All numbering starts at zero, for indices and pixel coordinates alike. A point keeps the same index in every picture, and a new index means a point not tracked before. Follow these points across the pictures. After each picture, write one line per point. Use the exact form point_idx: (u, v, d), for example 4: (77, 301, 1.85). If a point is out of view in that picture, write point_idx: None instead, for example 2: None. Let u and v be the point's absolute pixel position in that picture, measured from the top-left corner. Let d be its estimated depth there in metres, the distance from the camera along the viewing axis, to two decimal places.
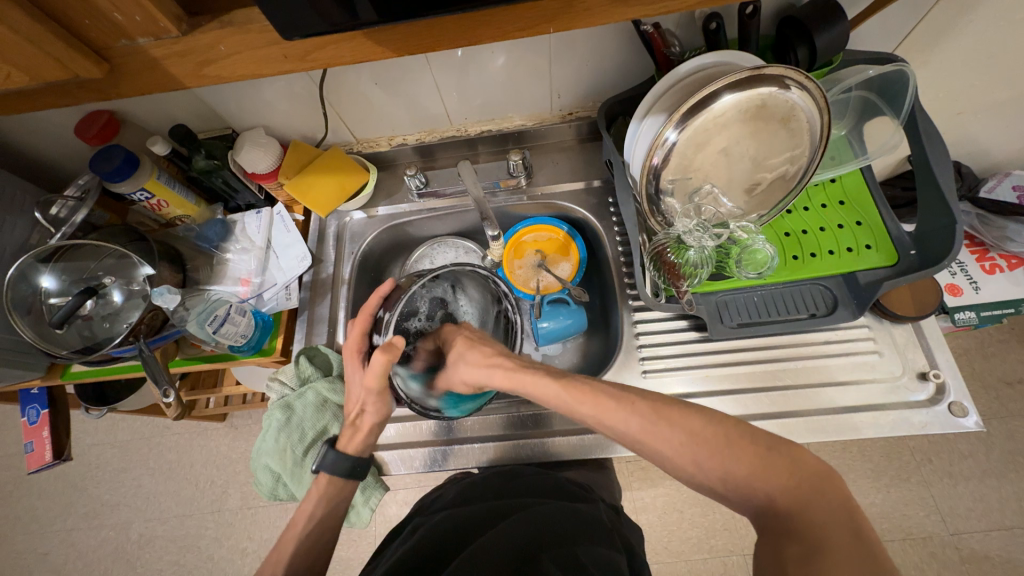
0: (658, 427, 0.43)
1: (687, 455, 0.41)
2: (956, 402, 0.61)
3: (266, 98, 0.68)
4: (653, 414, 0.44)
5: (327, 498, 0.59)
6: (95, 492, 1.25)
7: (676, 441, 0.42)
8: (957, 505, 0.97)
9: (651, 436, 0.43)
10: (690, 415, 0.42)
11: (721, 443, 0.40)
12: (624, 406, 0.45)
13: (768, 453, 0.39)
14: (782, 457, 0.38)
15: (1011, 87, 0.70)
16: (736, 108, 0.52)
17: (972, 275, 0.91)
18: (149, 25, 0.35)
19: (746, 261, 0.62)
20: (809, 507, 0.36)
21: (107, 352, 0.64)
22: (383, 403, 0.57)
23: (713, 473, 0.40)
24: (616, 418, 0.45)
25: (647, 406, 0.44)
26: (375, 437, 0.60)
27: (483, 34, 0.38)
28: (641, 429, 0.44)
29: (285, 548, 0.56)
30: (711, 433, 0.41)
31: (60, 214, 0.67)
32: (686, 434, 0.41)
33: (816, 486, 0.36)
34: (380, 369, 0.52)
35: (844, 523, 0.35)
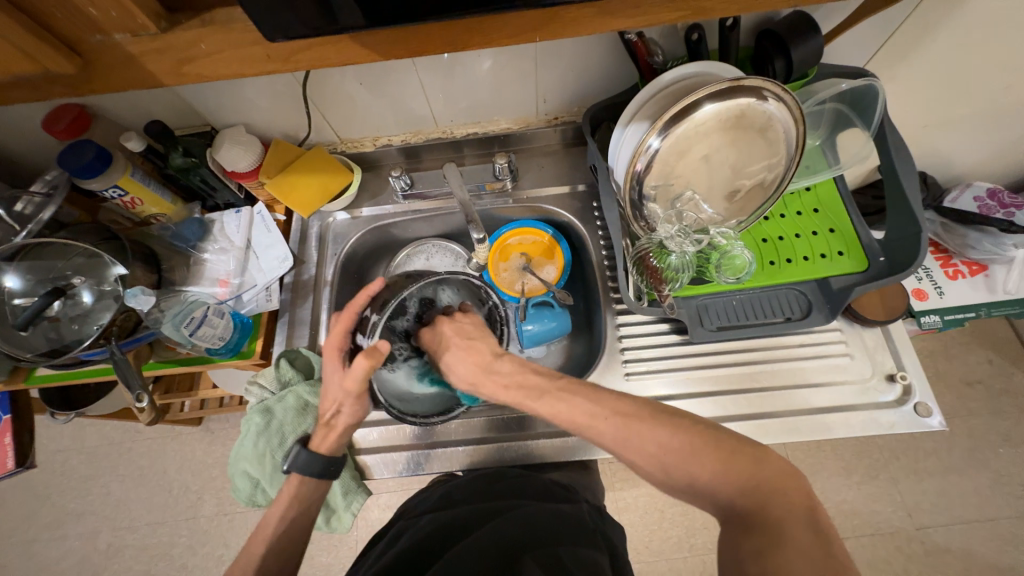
0: (628, 439, 0.45)
1: (655, 463, 0.43)
2: (921, 403, 0.64)
3: (247, 95, 0.67)
4: (624, 426, 0.45)
5: (302, 498, 0.58)
6: (60, 500, 1.20)
7: (645, 451, 0.44)
8: (922, 501, 1.01)
9: (622, 447, 0.45)
10: (660, 427, 0.44)
11: (688, 449, 0.42)
12: (598, 420, 0.47)
13: (732, 455, 0.40)
14: (746, 459, 0.40)
15: (972, 102, 0.74)
16: (716, 118, 0.54)
17: (937, 280, 0.97)
18: (126, 21, 0.34)
19: (725, 266, 0.65)
20: (768, 504, 0.37)
21: (75, 355, 0.61)
22: (360, 406, 0.57)
23: (681, 478, 0.42)
24: (592, 430, 0.47)
25: (619, 419, 0.46)
26: (349, 435, 0.60)
27: (470, 41, 0.38)
28: (614, 440, 0.46)
29: (255, 548, 0.55)
30: (677, 441, 0.43)
31: (26, 211, 0.64)
32: (655, 444, 0.43)
33: (776, 485, 0.38)
34: (362, 373, 0.51)
35: (801, 519, 0.36)
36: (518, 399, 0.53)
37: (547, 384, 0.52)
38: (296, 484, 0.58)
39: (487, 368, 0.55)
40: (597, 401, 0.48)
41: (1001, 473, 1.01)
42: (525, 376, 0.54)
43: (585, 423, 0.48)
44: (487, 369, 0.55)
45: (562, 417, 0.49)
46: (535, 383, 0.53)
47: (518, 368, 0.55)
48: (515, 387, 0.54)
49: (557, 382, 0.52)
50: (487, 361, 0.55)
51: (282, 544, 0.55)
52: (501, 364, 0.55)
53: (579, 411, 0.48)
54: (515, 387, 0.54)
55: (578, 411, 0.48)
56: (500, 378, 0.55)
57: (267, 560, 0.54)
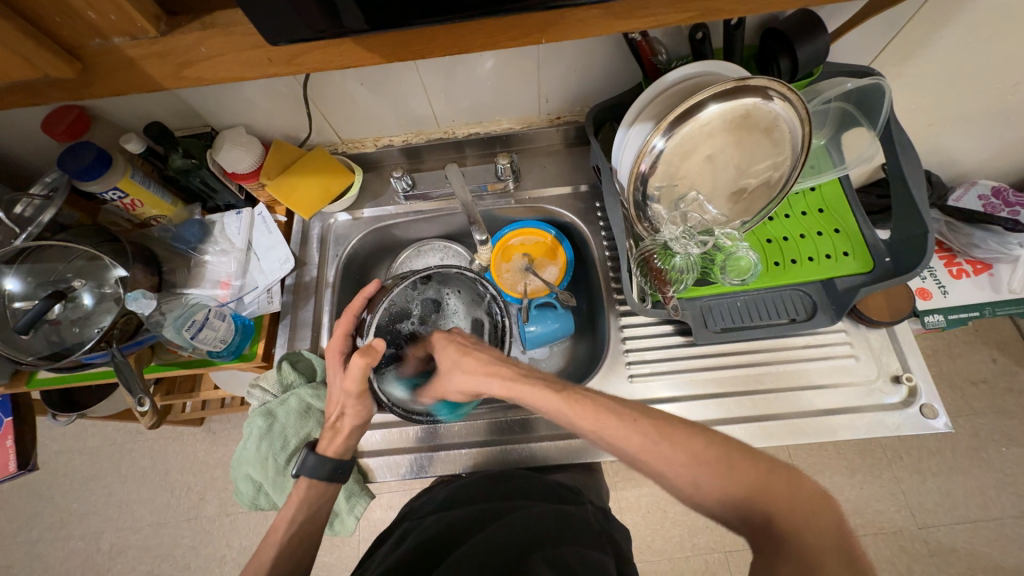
0: (660, 446, 0.44)
1: (687, 476, 0.42)
2: (927, 404, 0.63)
3: (247, 96, 0.66)
4: (655, 431, 0.44)
5: (310, 501, 0.58)
6: (63, 501, 1.20)
7: (676, 461, 0.43)
8: (926, 500, 1.01)
9: (652, 455, 0.44)
10: (693, 437, 0.44)
11: (724, 465, 0.42)
12: (627, 424, 0.45)
13: (768, 475, 0.41)
14: (783, 479, 0.40)
15: (978, 100, 0.73)
16: (721, 118, 0.53)
17: (941, 280, 0.96)
18: (125, 24, 0.33)
19: (730, 267, 0.64)
20: (804, 524, 0.38)
21: (77, 358, 0.61)
22: (364, 406, 0.56)
23: (713, 493, 0.41)
24: (620, 435, 0.45)
25: (650, 424, 0.45)
26: (356, 438, 0.59)
27: (475, 43, 0.38)
28: (643, 448, 0.44)
29: (265, 553, 0.55)
30: (713, 456, 0.42)
31: (25, 213, 0.64)
32: (689, 455, 0.43)
33: (811, 509, 0.39)
34: (361, 372, 0.51)
35: (834, 541, 0.37)
36: (539, 394, 0.49)
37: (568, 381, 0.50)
38: (304, 487, 0.58)
39: (502, 360, 0.53)
40: (626, 405, 0.47)
41: (1005, 473, 1.01)
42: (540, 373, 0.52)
43: (611, 428, 0.46)
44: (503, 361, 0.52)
45: (584, 418, 0.47)
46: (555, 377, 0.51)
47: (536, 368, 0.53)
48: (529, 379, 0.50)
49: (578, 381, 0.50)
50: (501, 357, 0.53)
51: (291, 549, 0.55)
52: (517, 360, 0.54)
53: (605, 413, 0.46)
54: (536, 379, 0.50)
55: (607, 410, 0.47)
56: (519, 370, 0.51)
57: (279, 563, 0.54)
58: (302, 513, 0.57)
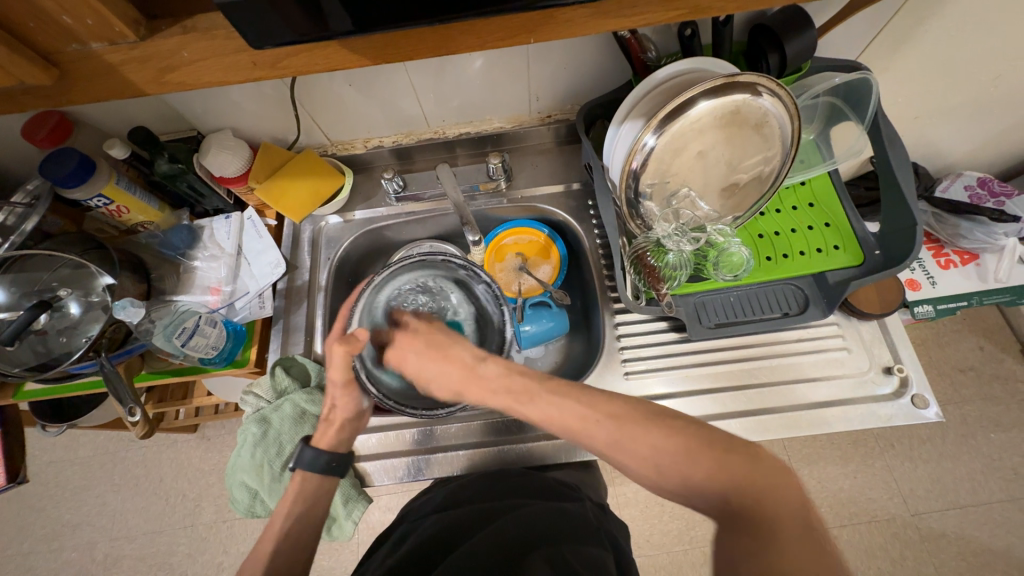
0: (622, 439, 0.42)
1: (650, 466, 0.41)
2: (918, 394, 0.64)
3: (233, 99, 0.65)
4: (617, 427, 0.43)
5: (305, 496, 0.57)
6: (55, 512, 1.18)
7: (638, 454, 0.41)
8: (917, 487, 1.02)
9: (617, 449, 0.43)
10: (653, 428, 0.42)
11: (680, 452, 0.40)
12: (591, 423, 0.44)
13: (725, 457, 0.38)
14: (741, 457, 0.38)
15: (963, 92, 0.74)
16: (710, 114, 0.53)
17: (930, 270, 0.98)
18: (103, 29, 0.33)
19: (724, 263, 0.64)
20: (762, 502, 0.36)
21: (64, 369, 0.60)
22: (350, 397, 0.58)
23: (675, 478, 0.40)
24: (585, 433, 0.44)
25: (612, 421, 0.43)
26: (349, 432, 0.60)
27: (464, 43, 0.38)
28: (608, 443, 0.43)
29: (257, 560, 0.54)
30: (670, 443, 0.40)
31: (8, 222, 0.63)
32: (648, 445, 0.41)
33: (770, 489, 0.36)
34: (341, 361, 0.53)
35: (794, 520, 0.35)
36: (509, 404, 0.49)
37: (536, 387, 0.48)
38: (298, 481, 0.57)
39: (472, 373, 0.51)
40: (589, 404, 0.45)
41: (993, 458, 1.03)
42: (512, 380, 0.49)
43: (578, 426, 0.45)
44: (471, 374, 0.51)
45: (556, 422, 0.46)
46: (523, 385, 0.49)
47: (505, 372, 0.50)
48: (504, 392, 0.50)
49: (548, 383, 0.48)
50: (471, 367, 0.52)
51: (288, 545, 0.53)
52: (487, 368, 0.51)
53: (571, 414, 0.46)
54: (503, 391, 0.49)
55: (571, 413, 0.45)
56: (488, 384, 0.51)
57: (277, 556, 0.52)
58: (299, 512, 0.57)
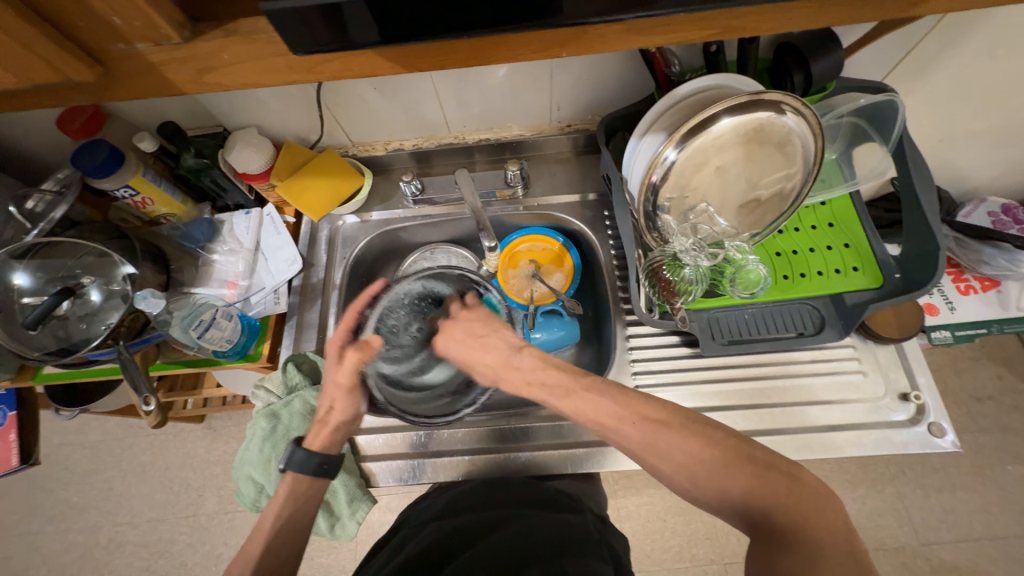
0: (661, 444, 0.43)
1: (685, 472, 0.41)
2: (934, 423, 0.63)
3: (260, 97, 0.66)
4: (653, 432, 0.43)
5: (297, 495, 0.58)
6: (63, 494, 1.20)
7: (673, 459, 0.42)
8: (928, 517, 1.00)
9: (651, 452, 0.43)
10: (691, 436, 0.42)
11: (718, 464, 0.40)
12: (626, 423, 0.45)
13: (768, 473, 0.39)
14: (781, 477, 0.38)
15: (990, 117, 0.73)
16: (734, 131, 0.53)
17: (948, 295, 0.96)
18: (149, 30, 0.33)
19: (740, 280, 0.65)
20: (807, 522, 0.36)
21: (83, 355, 0.61)
22: (349, 399, 0.58)
23: (708, 488, 0.40)
24: (618, 433, 0.45)
25: (649, 425, 0.44)
26: (343, 433, 0.60)
27: (492, 54, 0.38)
28: (644, 445, 0.44)
29: (252, 549, 0.54)
30: (709, 453, 0.41)
31: (37, 209, 0.65)
32: (685, 454, 0.41)
33: (811, 508, 0.37)
34: (354, 367, 0.55)
35: (839, 538, 0.35)
36: (545, 396, 0.52)
37: (573, 380, 0.50)
38: (289, 482, 0.57)
39: (508, 363, 0.55)
40: (624, 405, 0.46)
41: (1009, 492, 1.00)
42: (545, 372, 0.53)
43: (612, 426, 0.46)
44: (506, 364, 0.55)
45: (588, 416, 0.48)
46: (558, 379, 0.51)
47: (541, 363, 0.53)
48: (535, 384, 0.53)
49: (584, 379, 0.50)
50: (507, 356, 0.55)
51: (281, 542, 0.54)
52: (522, 359, 0.54)
53: (603, 412, 0.47)
54: (539, 383, 0.53)
55: (605, 411, 0.47)
56: (522, 373, 0.54)
57: (266, 556, 0.53)
58: (300, 507, 0.57)
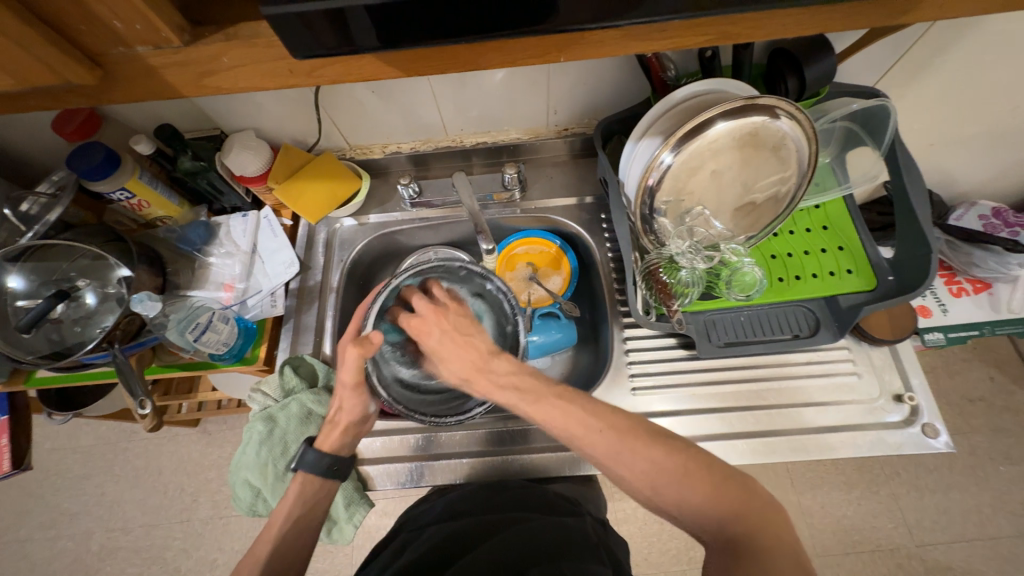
0: (623, 454, 0.43)
1: (647, 482, 0.42)
2: (928, 424, 0.64)
3: (257, 100, 0.66)
4: (619, 440, 0.43)
5: (306, 497, 0.57)
6: (54, 500, 1.19)
7: (637, 469, 0.42)
8: (923, 518, 1.00)
9: (616, 463, 0.43)
10: (654, 445, 0.43)
11: (677, 475, 0.41)
12: (593, 432, 0.44)
13: (724, 484, 0.41)
14: (736, 489, 0.40)
15: (980, 122, 0.74)
16: (729, 135, 0.54)
17: (941, 297, 0.97)
18: (150, 34, 0.34)
19: (735, 282, 0.65)
20: (759, 530, 0.38)
21: (78, 358, 0.61)
22: (357, 399, 0.57)
23: (669, 498, 0.41)
24: (586, 442, 0.44)
25: (615, 433, 0.44)
26: (353, 434, 0.60)
27: (491, 59, 0.38)
28: (608, 454, 0.43)
29: (261, 548, 0.54)
30: (670, 463, 0.42)
31: (31, 211, 0.64)
32: (648, 463, 0.42)
33: (760, 516, 0.39)
34: (354, 362, 0.53)
35: (786, 546, 0.38)
36: (512, 402, 0.48)
37: (543, 387, 0.48)
38: (298, 483, 0.57)
39: (483, 366, 0.51)
40: (592, 413, 0.45)
41: (1001, 492, 1.01)
42: (522, 379, 0.49)
43: (579, 435, 0.45)
44: (482, 367, 0.51)
45: (557, 423, 0.46)
46: (530, 385, 0.48)
47: (515, 369, 0.50)
48: (511, 389, 0.49)
49: (556, 386, 0.48)
50: (484, 358, 0.51)
51: (288, 545, 0.54)
52: (498, 363, 0.51)
53: (575, 419, 0.45)
54: (511, 388, 0.49)
55: (575, 419, 0.45)
56: (496, 378, 0.50)
57: (275, 557, 0.53)
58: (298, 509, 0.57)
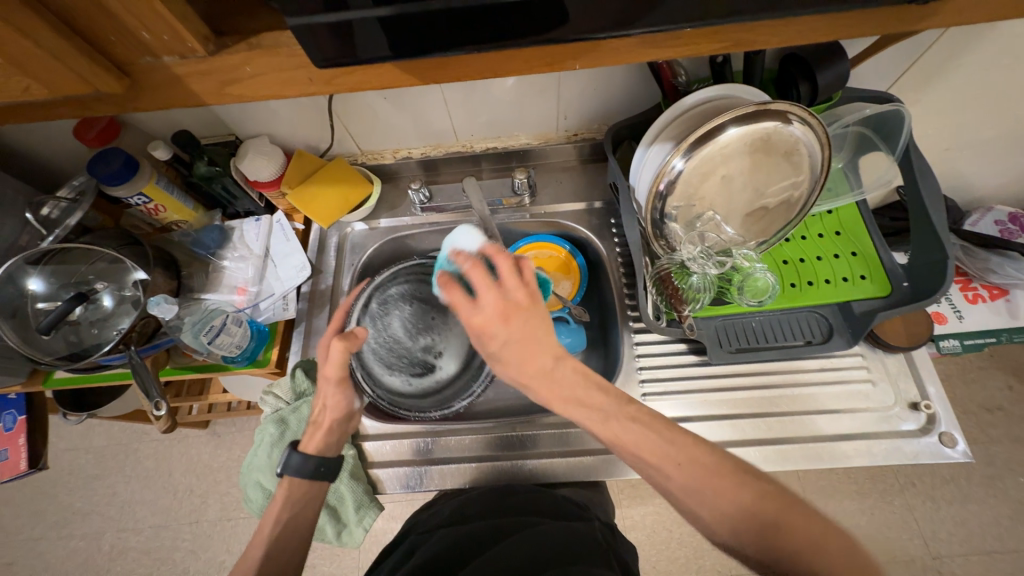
0: (704, 491, 0.40)
1: (728, 523, 0.39)
2: (946, 432, 0.62)
3: (271, 107, 0.67)
4: (700, 476, 0.41)
5: (293, 500, 0.57)
6: (67, 500, 1.20)
7: (717, 509, 0.40)
8: (939, 529, 0.98)
9: (693, 498, 0.41)
10: (741, 486, 0.40)
11: (765, 526, 0.38)
12: (671, 464, 0.42)
13: (820, 533, 0.37)
14: (834, 543, 0.37)
15: (996, 126, 0.73)
16: (741, 141, 0.53)
17: (956, 304, 0.96)
18: (175, 44, 0.34)
19: (747, 288, 0.64)
20: None
21: (95, 360, 0.62)
22: (343, 394, 0.58)
23: (746, 542, 0.39)
24: (659, 471, 0.42)
25: (697, 467, 0.41)
26: (337, 433, 0.60)
27: (508, 66, 0.38)
28: (685, 489, 0.41)
29: (253, 553, 0.54)
30: (758, 507, 0.39)
31: (52, 215, 0.66)
32: (733, 505, 0.39)
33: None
34: (339, 357, 0.55)
35: None
36: (576, 414, 0.46)
37: (612, 407, 0.45)
38: (285, 487, 0.57)
39: (547, 375, 0.46)
40: (673, 442, 0.43)
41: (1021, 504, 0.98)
42: (587, 392, 0.46)
43: (655, 463, 0.43)
44: (545, 375, 0.46)
45: (627, 447, 0.44)
46: (598, 403, 0.46)
47: (584, 380, 0.46)
48: (574, 403, 0.46)
49: (627, 407, 0.46)
50: (548, 367, 0.46)
51: (282, 550, 0.54)
52: (562, 372, 0.46)
53: (647, 446, 0.43)
54: (574, 403, 0.46)
55: (650, 446, 0.43)
56: (560, 388, 0.46)
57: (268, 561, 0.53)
58: (296, 514, 0.57)
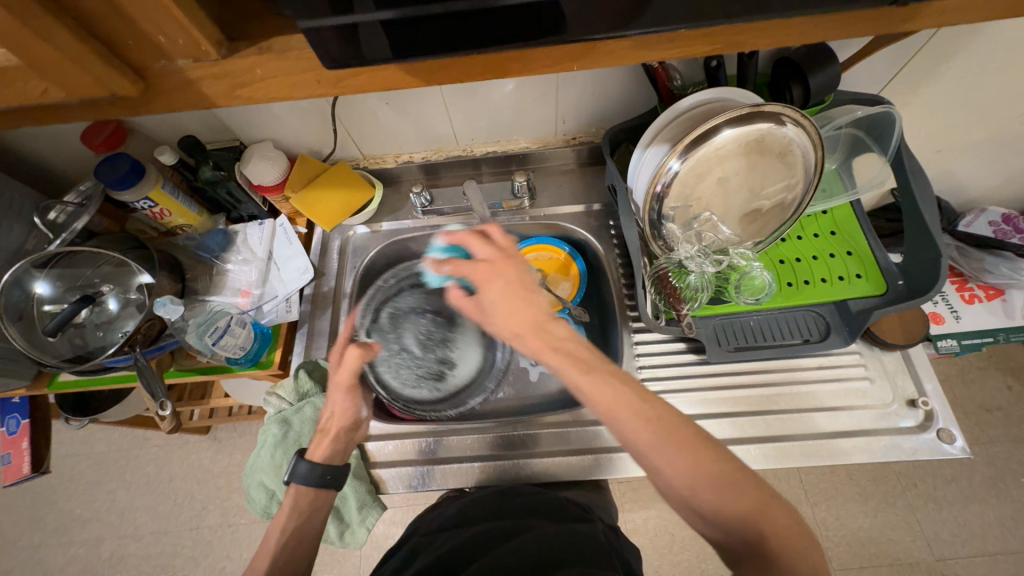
0: (668, 448, 0.41)
1: (688, 483, 0.40)
2: (944, 428, 0.63)
3: (276, 112, 0.69)
4: (667, 433, 0.42)
5: (301, 508, 0.58)
6: (66, 506, 1.20)
7: (680, 467, 0.41)
8: (942, 531, 0.98)
9: (657, 455, 0.42)
10: (704, 448, 0.41)
11: (720, 484, 0.40)
12: (641, 418, 0.43)
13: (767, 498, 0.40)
14: (777, 505, 0.40)
15: (987, 128, 0.75)
16: (735, 141, 0.54)
17: (953, 304, 0.97)
18: (190, 48, 0.36)
19: (745, 287, 0.65)
20: (790, 543, 0.38)
21: (99, 361, 0.62)
22: (351, 402, 0.61)
23: (706, 503, 0.40)
24: (631, 428, 0.43)
25: (664, 425, 0.42)
26: (344, 441, 0.62)
27: (509, 67, 0.40)
28: (650, 445, 0.42)
29: (261, 562, 0.54)
30: (713, 470, 0.40)
31: (59, 220, 0.67)
32: (693, 463, 0.41)
33: (800, 541, 0.39)
34: (352, 364, 0.61)
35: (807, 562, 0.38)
36: (564, 367, 0.46)
37: (598, 360, 0.47)
38: (292, 495, 0.58)
39: (542, 325, 0.49)
40: (645, 397, 0.44)
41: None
42: (579, 346, 0.48)
43: (626, 416, 0.43)
44: (541, 326, 0.49)
45: (601, 400, 0.44)
46: (586, 356, 0.47)
47: (571, 335, 0.49)
48: (564, 353, 0.47)
49: (609, 363, 0.47)
50: (544, 319, 0.50)
51: (292, 554, 0.55)
52: (556, 325, 0.49)
53: (620, 403, 0.43)
54: (564, 352, 0.47)
55: (623, 400, 0.44)
56: (555, 338, 0.48)
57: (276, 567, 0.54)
58: (303, 523, 0.57)
